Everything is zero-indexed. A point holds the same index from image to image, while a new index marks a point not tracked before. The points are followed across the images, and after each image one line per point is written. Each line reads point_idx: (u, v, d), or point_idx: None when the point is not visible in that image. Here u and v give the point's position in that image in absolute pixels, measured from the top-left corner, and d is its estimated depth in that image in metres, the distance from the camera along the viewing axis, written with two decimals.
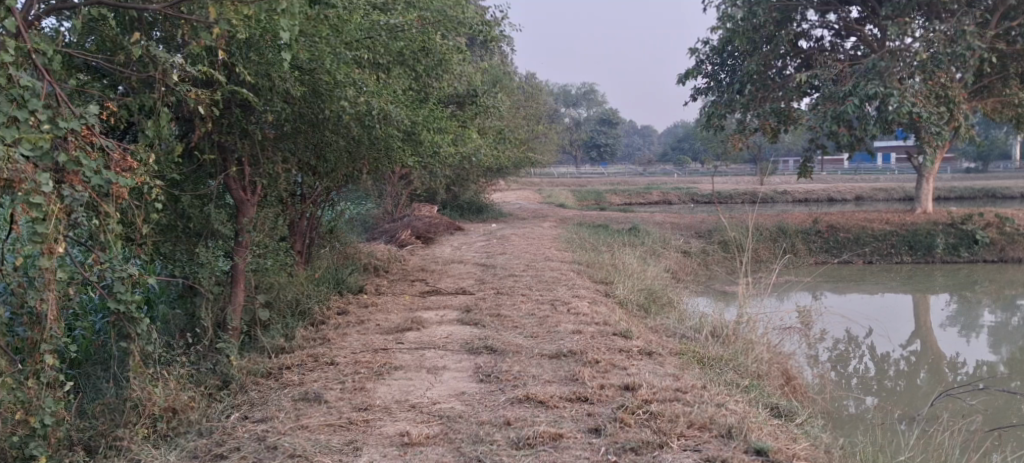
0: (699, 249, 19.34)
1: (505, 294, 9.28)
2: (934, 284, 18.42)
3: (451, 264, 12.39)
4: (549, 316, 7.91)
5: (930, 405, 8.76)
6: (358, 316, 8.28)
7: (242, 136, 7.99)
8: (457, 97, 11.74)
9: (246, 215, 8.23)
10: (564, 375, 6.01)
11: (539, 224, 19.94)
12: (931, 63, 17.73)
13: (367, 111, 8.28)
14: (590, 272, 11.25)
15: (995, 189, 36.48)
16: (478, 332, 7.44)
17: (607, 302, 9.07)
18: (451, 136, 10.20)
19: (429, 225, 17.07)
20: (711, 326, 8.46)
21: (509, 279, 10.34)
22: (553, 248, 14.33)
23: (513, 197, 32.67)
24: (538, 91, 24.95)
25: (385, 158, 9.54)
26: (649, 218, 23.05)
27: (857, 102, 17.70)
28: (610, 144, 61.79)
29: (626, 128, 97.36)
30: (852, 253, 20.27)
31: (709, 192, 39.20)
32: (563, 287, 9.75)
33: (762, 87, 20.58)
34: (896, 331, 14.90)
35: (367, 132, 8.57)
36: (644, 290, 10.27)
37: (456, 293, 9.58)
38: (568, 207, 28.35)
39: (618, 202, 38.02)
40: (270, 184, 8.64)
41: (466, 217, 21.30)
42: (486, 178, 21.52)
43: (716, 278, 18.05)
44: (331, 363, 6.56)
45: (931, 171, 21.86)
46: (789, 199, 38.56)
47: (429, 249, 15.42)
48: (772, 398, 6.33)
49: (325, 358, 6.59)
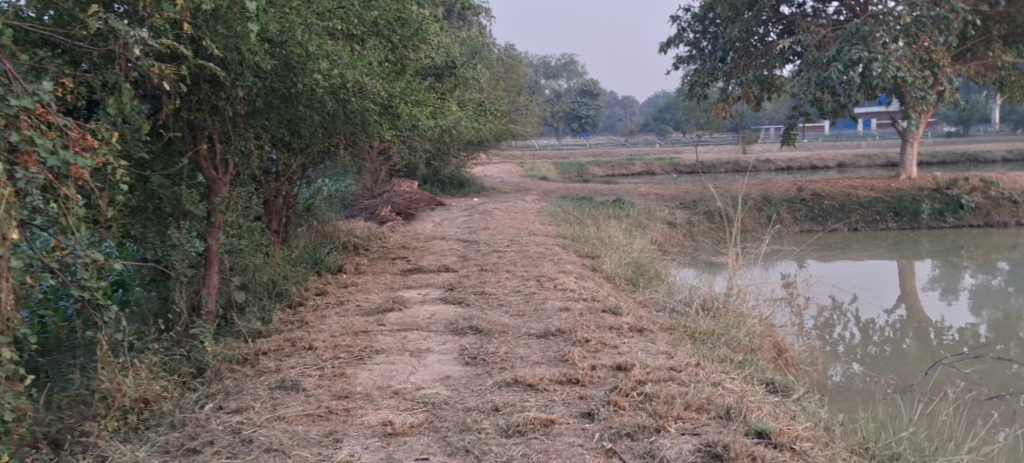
0: (684, 220, 19.19)
1: (489, 270, 9.05)
2: (920, 250, 18.36)
3: (434, 240, 12.13)
4: (536, 293, 7.69)
5: (923, 374, 8.64)
6: (338, 296, 8.02)
7: (212, 113, 7.70)
8: (436, 69, 11.43)
9: (219, 195, 7.93)
10: (554, 355, 5.79)
11: (523, 198, 19.69)
12: (914, 26, 17.58)
13: (341, 85, 7.99)
14: (576, 245, 11.04)
15: (976, 154, 36.49)
16: (462, 311, 7.22)
17: (594, 277, 8.87)
18: (431, 109, 9.92)
19: (410, 200, 16.79)
20: (700, 298, 8.31)
21: (493, 255, 10.10)
22: (538, 222, 14.11)
23: (494, 171, 32.46)
24: (519, 62, 24.60)
25: (363, 133, 9.25)
26: (634, 189, 22.84)
27: (840, 68, 17.57)
28: (592, 116, 61.47)
29: (607, 100, 96.90)
30: (837, 220, 20.15)
31: (692, 162, 39.03)
32: (548, 262, 9.53)
33: (745, 54, 20.34)
34: (881, 296, 14.81)
35: (342, 107, 8.28)
36: (631, 263, 10.09)
37: (438, 271, 9.33)
38: (550, 181, 28.14)
39: (600, 174, 37.84)
40: (243, 163, 8.33)
41: (448, 191, 21.01)
42: (468, 151, 21.21)
43: (702, 248, 17.91)
44: (310, 348, 6.29)
45: (915, 136, 21.76)
46: (772, 167, 38.47)
47: (411, 225, 15.15)
48: (767, 372, 6.14)
49: (303, 343, 6.30)
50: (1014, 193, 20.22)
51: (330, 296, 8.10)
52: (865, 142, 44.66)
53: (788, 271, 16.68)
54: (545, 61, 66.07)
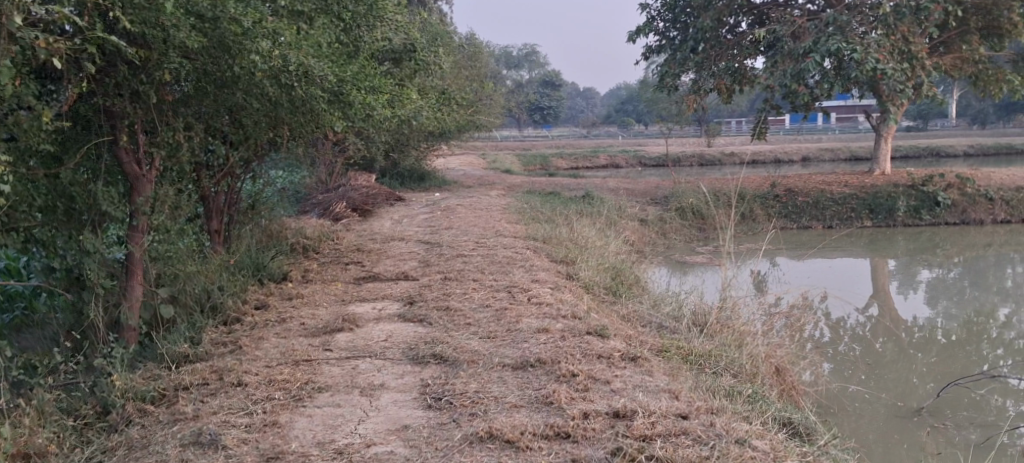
0: (656, 217, 18.41)
1: (454, 279, 8.06)
2: (895, 248, 17.73)
3: (392, 241, 11.08)
4: (506, 309, 6.73)
5: (933, 400, 7.87)
6: (279, 312, 7.00)
7: (134, 99, 6.65)
8: (394, 53, 10.39)
9: (142, 194, 6.87)
10: (535, 396, 4.87)
11: (486, 192, 18.71)
12: (893, 16, 16.92)
13: (284, 67, 6.98)
14: (549, 249, 10.09)
15: (938, 148, 36.27)
16: (422, 332, 6.23)
17: (571, 288, 7.93)
18: (387, 97, 8.90)
19: (366, 195, 15.70)
20: (689, 314, 7.41)
21: (457, 261, 9.10)
22: (504, 221, 13.14)
23: (455, 163, 31.45)
24: (481, 50, 23.58)
25: (311, 123, 8.22)
26: (601, 183, 21.97)
27: (818, 59, 16.88)
28: (554, 107, 60.52)
29: (569, 91, 96.01)
30: (811, 218, 19.45)
31: (657, 155, 38.35)
32: (519, 269, 8.59)
33: (717, 44, 19.56)
34: (856, 294, 14.08)
35: (285, 92, 7.28)
36: (608, 270, 9.19)
37: (397, 280, 8.35)
38: (514, 174, 27.18)
39: (564, 167, 37.00)
40: (171, 156, 7.24)
41: (407, 186, 19.95)
42: (429, 142, 20.17)
43: (675, 248, 17.10)
44: (240, 383, 5.27)
45: (889, 131, 21.14)
46: (737, 161, 37.95)
47: (366, 223, 14.09)
48: (783, 410, 5.36)
49: (231, 378, 5.28)
50: (989, 190, 19.67)
51: (271, 311, 7.08)
52: (827, 135, 44.35)
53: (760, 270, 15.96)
54: (507, 49, 64.98)
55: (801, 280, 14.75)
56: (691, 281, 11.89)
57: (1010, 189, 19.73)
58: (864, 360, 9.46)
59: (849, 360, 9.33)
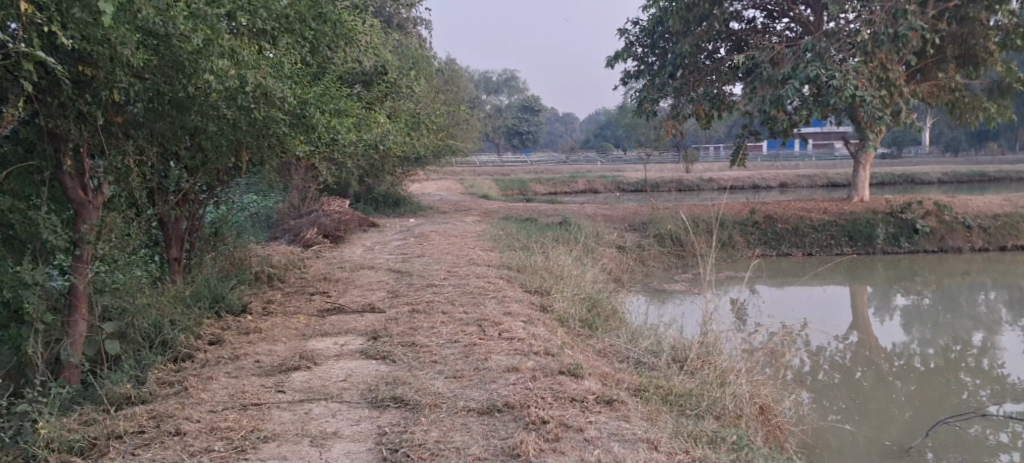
0: (634, 243, 18.15)
1: (422, 312, 7.67)
2: (874, 275, 17.51)
3: (361, 270, 10.68)
4: (476, 344, 6.34)
5: (923, 440, 7.56)
6: (233, 348, 6.58)
7: (78, 120, 6.30)
8: (363, 75, 10.04)
9: (87, 222, 6.47)
10: (500, 447, 4.53)
11: (461, 218, 18.35)
12: (872, 43, 16.75)
13: (241, 87, 6.62)
14: (523, 279, 9.72)
15: (913, 175, 36.34)
16: (384, 370, 5.83)
17: (545, 321, 7.55)
18: (353, 120, 8.54)
19: (339, 221, 15.30)
20: (669, 348, 7.05)
21: (427, 291, 8.71)
22: (478, 248, 12.79)
23: (433, 188, 31.14)
24: (459, 74, 23.33)
25: (272, 146, 7.85)
26: (579, 209, 21.70)
27: (796, 86, 16.72)
28: (533, 132, 60.43)
29: (549, 116, 96.15)
30: (790, 245, 19.23)
31: (635, 180, 38.22)
32: (491, 300, 8.21)
33: (695, 70, 19.39)
34: (835, 322, 13.82)
35: (242, 113, 6.92)
36: (584, 302, 8.84)
37: (362, 312, 7.94)
38: (492, 199, 26.88)
39: (543, 191, 36.78)
40: (120, 181, 6.83)
41: (382, 211, 19.58)
42: (405, 167, 19.83)
43: (654, 276, 16.83)
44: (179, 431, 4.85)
45: (867, 158, 21.01)
46: (715, 186, 37.90)
47: (337, 250, 13.68)
48: (766, 458, 5.03)
49: (170, 425, 4.87)
50: (968, 217, 19.54)
51: (225, 346, 6.66)
52: (803, 161, 44.50)
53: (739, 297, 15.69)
54: (487, 74, 64.97)
55: (780, 308, 14.46)
56: (670, 311, 11.54)
57: (988, 217, 19.64)
58: (848, 393, 9.14)
59: (832, 393, 9.00)
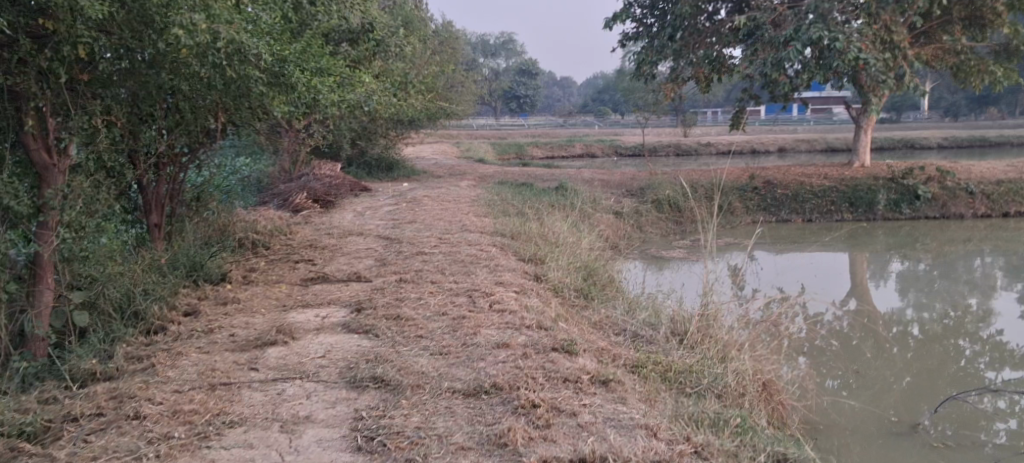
0: (631, 209, 17.79)
1: (409, 282, 7.30)
2: (875, 242, 17.16)
3: (349, 237, 10.28)
4: (465, 318, 5.98)
5: (931, 415, 7.23)
6: (208, 320, 6.23)
7: (40, 77, 5.95)
8: (349, 33, 9.56)
9: (50, 186, 6.13)
10: (486, 434, 4.28)
11: (456, 182, 17.95)
12: (876, 4, 16.52)
13: (213, 43, 6.20)
14: (516, 247, 9.33)
15: (913, 140, 35.88)
16: (365, 346, 5.49)
17: (539, 293, 7.19)
18: (334, 78, 8.12)
19: (329, 185, 14.90)
20: (669, 320, 6.68)
21: (415, 260, 8.34)
22: (471, 214, 12.40)
23: (428, 151, 30.71)
24: (454, 35, 22.78)
25: (247, 104, 7.44)
26: (576, 174, 21.29)
27: (799, 48, 16.25)
28: (530, 95, 59.79)
29: (546, 80, 95.29)
30: (791, 211, 18.85)
31: (633, 144, 37.77)
32: (483, 270, 7.84)
33: (695, 32, 18.89)
34: (835, 289, 13.50)
35: (216, 71, 6.50)
36: (578, 272, 8.47)
37: (346, 282, 7.58)
38: (488, 163, 26.47)
39: (540, 156, 36.38)
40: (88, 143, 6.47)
41: (374, 175, 19.16)
42: (398, 130, 19.38)
43: (652, 243, 16.51)
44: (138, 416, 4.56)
45: (870, 122, 20.55)
46: (713, 151, 37.49)
47: (327, 216, 13.29)
48: (769, 442, 4.75)
49: (129, 410, 4.57)
50: (971, 183, 19.14)
51: (200, 318, 6.31)
52: (801, 126, 44.03)
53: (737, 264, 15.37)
54: (484, 37, 64.12)
55: (779, 274, 14.14)
56: (667, 280, 11.20)
57: (992, 183, 19.24)
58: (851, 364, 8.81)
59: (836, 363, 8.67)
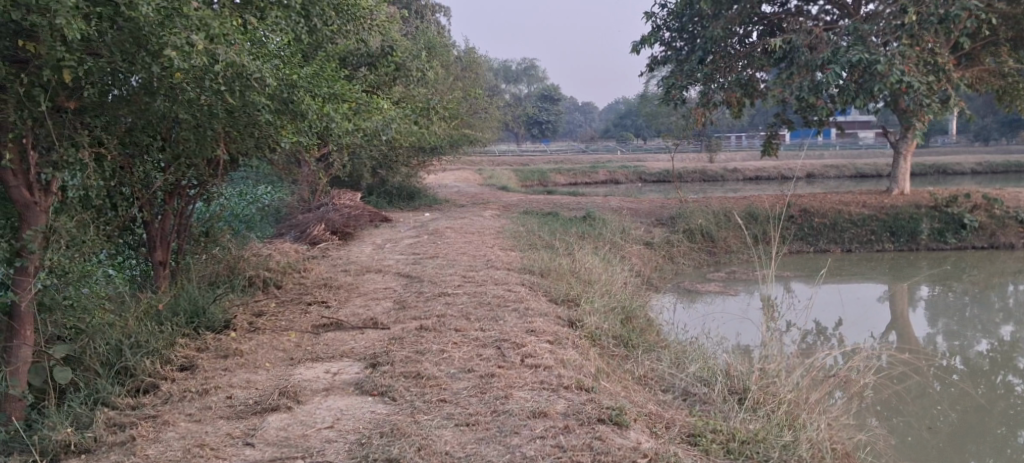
0: (662, 239, 17.04)
1: (431, 330, 6.58)
2: (919, 272, 16.24)
3: (366, 274, 9.61)
4: (495, 376, 5.27)
5: None
6: (206, 377, 5.60)
7: (20, 106, 5.34)
8: (368, 57, 9.16)
9: (31, 226, 5.52)
10: None
11: (479, 212, 17.27)
12: (918, 25, 15.31)
13: (211, 66, 5.64)
14: (546, 286, 8.58)
15: (946, 166, 34.82)
16: (382, 412, 4.82)
17: (575, 341, 6.45)
18: (351, 105, 7.48)
19: (348, 216, 14.25)
20: (722, 374, 5.93)
21: (438, 303, 7.63)
22: (496, 248, 11.66)
23: (450, 179, 30.08)
24: (478, 59, 22.19)
25: (256, 133, 6.84)
26: (603, 202, 20.55)
27: (837, 72, 15.44)
28: (553, 121, 59.25)
29: (568, 105, 94.73)
30: (828, 241, 17.97)
31: (658, 171, 37.00)
32: (512, 315, 7.12)
33: (726, 55, 18.20)
34: (881, 323, 12.62)
35: (216, 98, 5.92)
36: (615, 315, 7.74)
37: (361, 329, 6.88)
38: (513, 191, 25.77)
39: (563, 182, 35.71)
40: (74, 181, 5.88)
41: (395, 204, 18.52)
42: (420, 158, 18.76)
43: (684, 275, 15.74)
44: None
45: (909, 148, 19.61)
46: (739, 177, 36.67)
47: (344, 249, 12.62)
48: None
49: None
50: (1020, 211, 18.17)
51: (197, 375, 5.67)
52: (828, 152, 43.03)
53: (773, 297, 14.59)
54: (506, 63, 63.75)
55: (819, 308, 13.32)
56: (704, 321, 10.35)
57: None
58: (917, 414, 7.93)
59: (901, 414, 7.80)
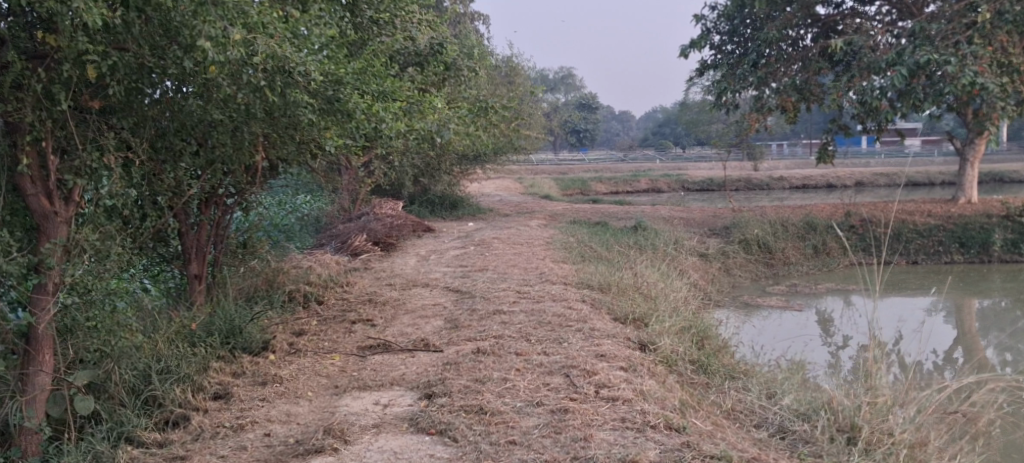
0: (717, 250, 16.24)
1: (489, 354, 5.93)
2: (994, 286, 15.21)
3: (413, 289, 8.99)
4: (569, 412, 4.64)
5: None
6: (241, 409, 5.04)
7: (38, 105, 4.80)
8: (416, 56, 8.47)
9: (51, 239, 4.95)
10: None
11: (525, 223, 16.60)
12: (990, 23, 14.31)
13: (248, 58, 5.02)
14: (608, 303, 7.89)
15: (1004, 173, 33.43)
16: (444, 454, 4.24)
17: (650, 366, 5.77)
18: (401, 104, 6.88)
19: (390, 226, 13.65)
20: (824, 407, 5.16)
21: (493, 322, 6.97)
22: (546, 260, 10.95)
23: (491, 189, 29.50)
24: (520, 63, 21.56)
25: (297, 136, 6.27)
26: (652, 211, 19.76)
27: (903, 73, 14.43)
28: (591, 129, 58.56)
29: (606, 113, 93.90)
30: (893, 253, 17.00)
31: (701, 179, 36.09)
32: (577, 337, 6.43)
33: (781, 58, 17.28)
34: (958, 339, 11.69)
35: (255, 96, 5.31)
36: (687, 337, 7.02)
37: (411, 352, 6.25)
38: (556, 200, 25.11)
39: (605, 191, 34.90)
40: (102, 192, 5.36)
41: (437, 214, 17.91)
42: (462, 165, 18.15)
43: (742, 288, 14.89)
44: None
45: (977, 154, 18.64)
46: (786, 186, 35.64)
47: (387, 261, 12.01)
48: None
49: None
50: None
51: (231, 407, 5.11)
52: (874, 160, 41.81)
53: (834, 310, 13.75)
54: (544, 71, 63.17)
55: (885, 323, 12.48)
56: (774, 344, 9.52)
57: None
58: None
59: None
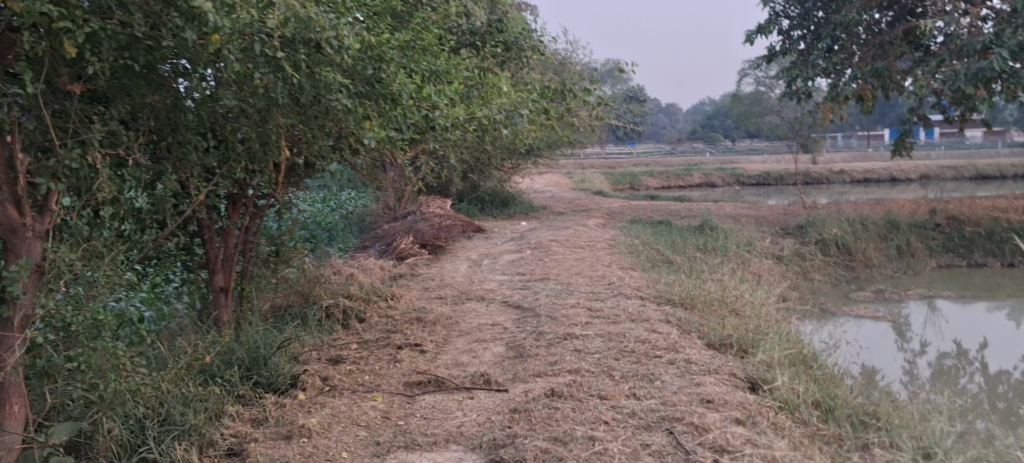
0: (792, 252, 14.88)
1: (567, 397, 4.79)
2: None
3: (466, 303, 7.87)
4: None
5: None
6: None
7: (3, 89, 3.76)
8: (472, 33, 8.01)
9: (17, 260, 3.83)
10: None
11: (583, 222, 15.40)
12: None
13: (262, 20, 3.96)
14: (697, 324, 6.66)
15: None
16: None
17: (771, 417, 4.64)
18: (456, 85, 5.79)
19: (438, 227, 12.53)
20: None
21: (566, 350, 5.82)
22: (613, 267, 9.74)
23: (540, 184, 28.30)
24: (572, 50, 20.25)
25: (334, 127, 5.19)
26: (718, 208, 18.44)
27: (1005, 55, 12.40)
28: (640, 122, 57.03)
29: (654, 106, 92.06)
30: (986, 254, 15.42)
31: (757, 173, 34.47)
32: (670, 372, 5.27)
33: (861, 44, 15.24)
34: None
35: (278, 78, 4.29)
36: (798, 371, 5.78)
37: (467, 389, 5.14)
38: (610, 196, 23.82)
39: (656, 185, 33.51)
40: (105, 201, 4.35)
41: (487, 212, 16.77)
42: (513, 160, 16.98)
43: (824, 295, 13.48)
44: None
45: None
46: (846, 180, 33.86)
47: (435, 266, 10.92)
48: None
49: None
50: None
51: None
52: (938, 152, 39.68)
53: (910, 313, 12.43)
54: None
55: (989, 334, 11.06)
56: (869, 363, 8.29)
57: None
58: None
59: None
